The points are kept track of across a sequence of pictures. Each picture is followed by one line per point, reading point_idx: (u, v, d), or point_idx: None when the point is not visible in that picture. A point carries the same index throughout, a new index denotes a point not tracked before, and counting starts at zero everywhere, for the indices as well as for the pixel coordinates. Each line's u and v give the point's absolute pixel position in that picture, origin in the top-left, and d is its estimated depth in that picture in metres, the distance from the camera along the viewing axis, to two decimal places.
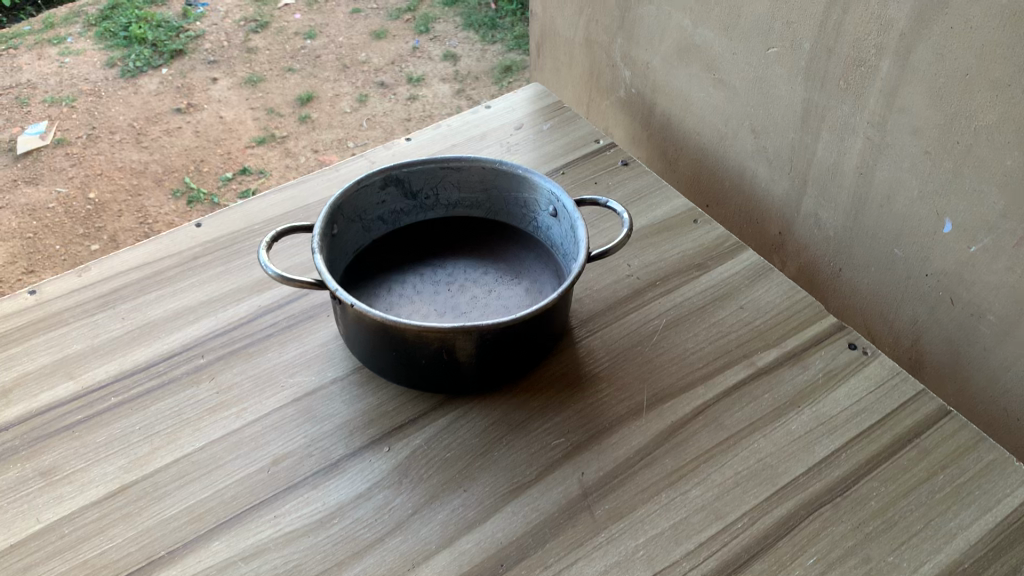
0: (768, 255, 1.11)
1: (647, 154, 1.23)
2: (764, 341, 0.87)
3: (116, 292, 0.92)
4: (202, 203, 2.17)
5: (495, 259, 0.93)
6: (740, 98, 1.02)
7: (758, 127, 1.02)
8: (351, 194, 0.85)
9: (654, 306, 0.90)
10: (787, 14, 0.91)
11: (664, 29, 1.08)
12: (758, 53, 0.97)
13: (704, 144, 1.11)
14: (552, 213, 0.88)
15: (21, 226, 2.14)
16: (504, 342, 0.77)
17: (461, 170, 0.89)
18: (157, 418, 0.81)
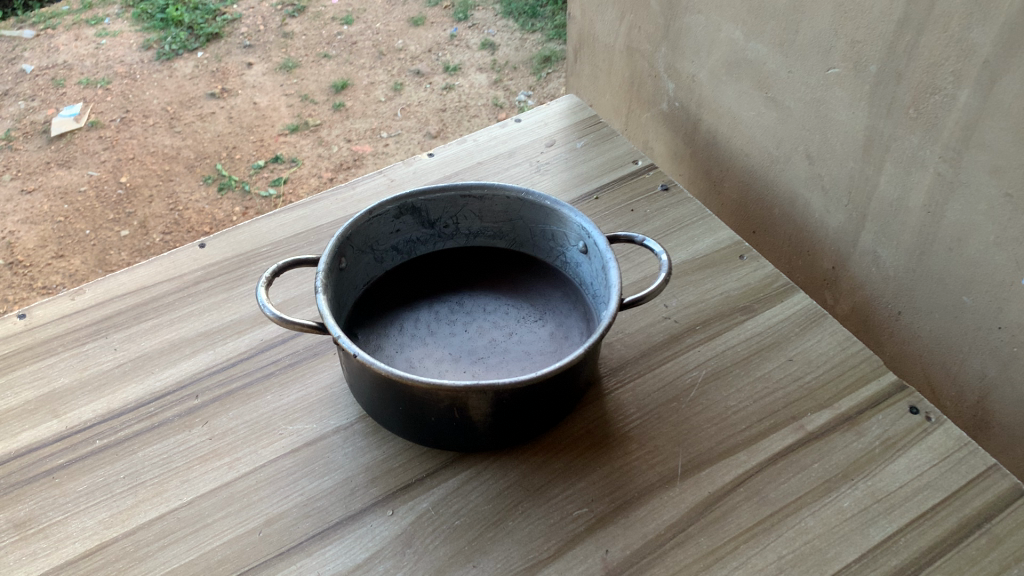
0: (817, 291, 1.00)
1: (687, 173, 1.13)
2: (815, 401, 0.78)
3: (110, 319, 0.86)
4: (233, 190, 2.10)
5: (518, 296, 0.85)
6: (794, 120, 0.91)
7: (813, 153, 0.91)
8: (362, 224, 0.78)
9: (692, 355, 0.81)
10: (852, 32, 0.80)
11: (712, 41, 0.98)
12: (816, 73, 0.86)
13: (752, 166, 1.00)
14: (582, 250, 0.79)
15: (53, 209, 2.09)
16: (522, 401, 0.68)
17: (483, 199, 0.81)
18: (143, 466, 0.74)
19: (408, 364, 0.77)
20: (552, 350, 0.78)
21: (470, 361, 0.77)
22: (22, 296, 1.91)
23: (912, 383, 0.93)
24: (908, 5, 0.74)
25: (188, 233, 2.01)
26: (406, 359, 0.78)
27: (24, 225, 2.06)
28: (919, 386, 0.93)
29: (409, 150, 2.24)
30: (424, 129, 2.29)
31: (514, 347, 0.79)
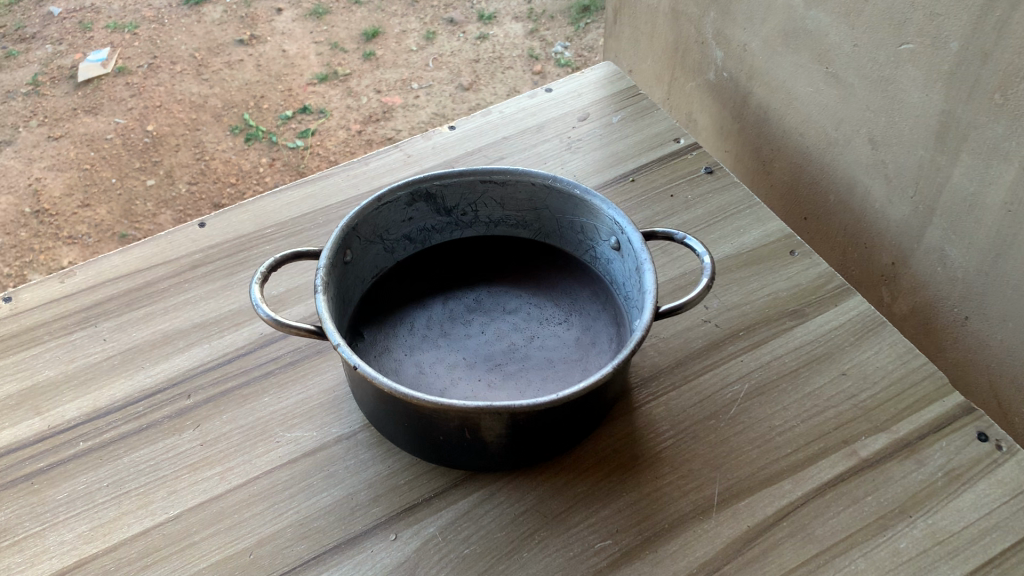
0: (873, 287, 0.90)
1: (734, 150, 1.03)
2: (870, 424, 0.69)
3: (101, 305, 0.80)
4: (260, 140, 1.95)
5: (542, 292, 0.77)
6: (858, 100, 0.81)
7: (877, 137, 0.81)
8: (371, 212, 0.70)
9: (734, 366, 0.73)
10: (931, 3, 0.69)
11: (769, 7, 0.87)
12: (886, 48, 0.76)
13: (806, 147, 0.90)
14: (614, 246, 0.71)
15: (77, 154, 1.94)
16: (541, 422, 0.61)
17: (506, 186, 0.73)
18: (129, 474, 0.69)
19: (418, 369, 0.70)
20: (577, 358, 0.71)
21: (486, 368, 0.70)
22: (48, 247, 1.78)
23: (977, 394, 0.83)
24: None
25: (214, 185, 1.87)
26: (415, 363, 0.71)
27: (50, 171, 1.91)
28: (984, 398, 0.83)
29: (441, 104, 2.06)
30: (456, 81, 2.10)
31: (536, 353, 0.71)
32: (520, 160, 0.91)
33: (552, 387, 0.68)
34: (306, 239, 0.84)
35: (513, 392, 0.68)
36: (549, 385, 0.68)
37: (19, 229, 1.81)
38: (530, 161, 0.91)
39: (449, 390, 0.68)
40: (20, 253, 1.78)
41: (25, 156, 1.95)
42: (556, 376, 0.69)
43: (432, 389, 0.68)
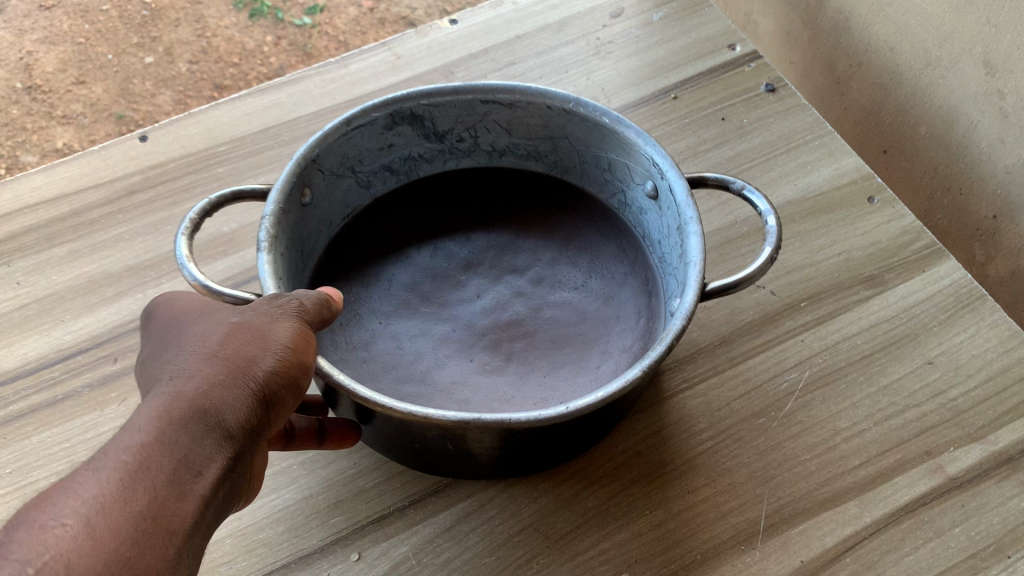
0: (964, 242, 0.74)
1: (802, 62, 0.85)
2: (961, 431, 0.55)
3: (16, 239, 0.65)
4: (261, 17, 1.24)
5: (554, 245, 0.62)
6: (976, 9, 0.63)
7: (995, 60, 0.63)
8: (338, 138, 0.54)
9: (792, 348, 0.59)
10: None
11: None
12: None
13: (897, 66, 0.73)
14: (650, 193, 0.55)
15: (72, 27, 1.20)
16: (545, 436, 0.46)
17: (513, 107, 0.57)
18: (38, 459, 0.55)
19: (395, 344, 0.56)
20: (595, 336, 0.56)
21: (480, 345, 0.56)
22: (40, 125, 1.13)
23: None
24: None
25: (215, 66, 1.20)
26: (392, 336, 0.57)
27: (43, 43, 1.18)
28: None
29: None
30: None
31: (545, 327, 0.57)
32: (536, 68, 0.74)
33: (562, 374, 0.53)
34: (267, 160, 0.69)
35: (514, 379, 0.53)
36: (559, 372, 0.54)
37: (8, 105, 1.14)
38: (548, 68, 0.74)
39: (432, 374, 0.54)
40: (13, 131, 1.13)
41: (14, 26, 1.19)
42: (568, 362, 0.54)
43: (412, 371, 0.54)
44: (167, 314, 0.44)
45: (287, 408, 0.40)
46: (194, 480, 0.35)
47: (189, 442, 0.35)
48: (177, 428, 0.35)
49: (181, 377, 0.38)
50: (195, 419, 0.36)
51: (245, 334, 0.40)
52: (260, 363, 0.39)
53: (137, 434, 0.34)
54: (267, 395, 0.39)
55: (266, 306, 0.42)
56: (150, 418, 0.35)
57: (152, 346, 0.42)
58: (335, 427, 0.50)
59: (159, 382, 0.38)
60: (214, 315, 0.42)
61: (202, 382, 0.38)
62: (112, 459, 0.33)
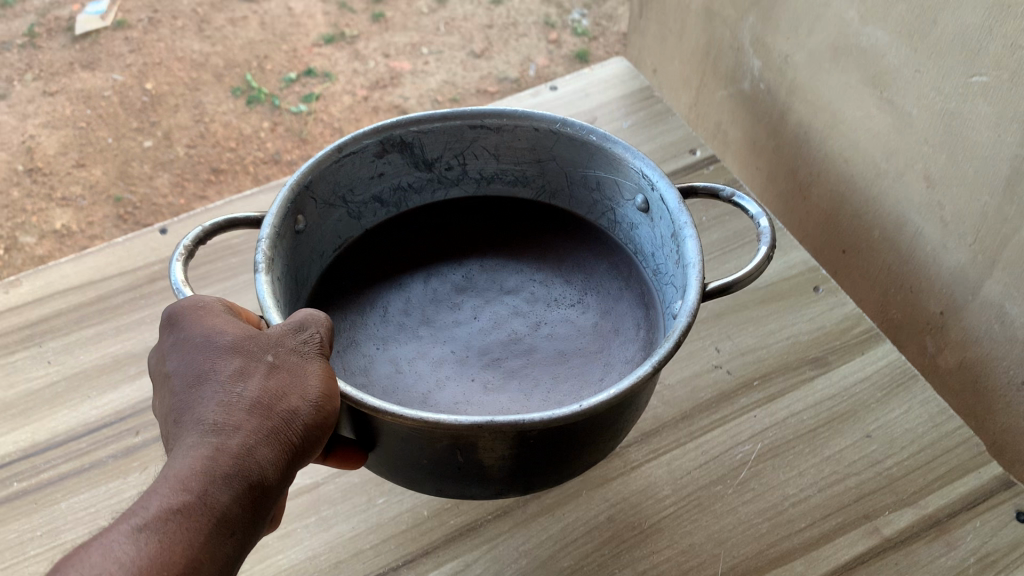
0: (917, 337, 0.78)
1: (767, 168, 0.90)
2: (896, 496, 0.61)
3: (47, 322, 0.72)
4: (260, 105, 1.32)
5: (549, 265, 0.70)
6: (916, 131, 0.69)
7: (934, 175, 0.69)
8: (333, 167, 0.61)
9: (746, 423, 0.66)
10: (1014, 33, 0.58)
11: (817, 18, 0.75)
12: (953, 80, 0.64)
13: (851, 176, 0.78)
14: (641, 208, 0.63)
15: (75, 112, 1.28)
16: (552, 445, 0.48)
17: (501, 131, 0.66)
18: (66, 522, 0.61)
19: (395, 366, 0.63)
20: (595, 349, 0.64)
21: (479, 364, 0.63)
22: (40, 207, 1.21)
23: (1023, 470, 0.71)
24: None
25: (213, 150, 1.28)
26: (391, 358, 0.63)
27: (45, 127, 1.26)
28: None
29: (451, 72, 1.38)
30: (469, 45, 1.41)
31: (541, 342, 0.65)
32: None
33: (560, 385, 0.61)
34: None
35: (515, 395, 0.60)
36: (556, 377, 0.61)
37: (10, 188, 1.21)
38: None
39: (434, 394, 0.61)
40: (12, 213, 1.20)
41: (18, 110, 1.28)
42: (563, 373, 0.62)
43: (415, 392, 0.61)
44: (191, 312, 0.46)
45: (310, 456, 0.45)
46: (225, 545, 0.39)
47: (228, 506, 0.39)
48: (222, 489, 0.39)
49: (220, 429, 0.41)
50: (237, 480, 0.40)
51: (281, 379, 0.44)
52: (297, 414, 0.43)
53: (185, 497, 0.38)
54: (298, 449, 0.43)
55: (300, 341, 0.46)
56: (197, 475, 0.39)
57: (176, 356, 0.45)
58: (339, 445, 0.51)
59: (195, 424, 0.41)
60: (249, 339, 0.45)
61: (244, 433, 0.41)
62: (156, 526, 0.37)
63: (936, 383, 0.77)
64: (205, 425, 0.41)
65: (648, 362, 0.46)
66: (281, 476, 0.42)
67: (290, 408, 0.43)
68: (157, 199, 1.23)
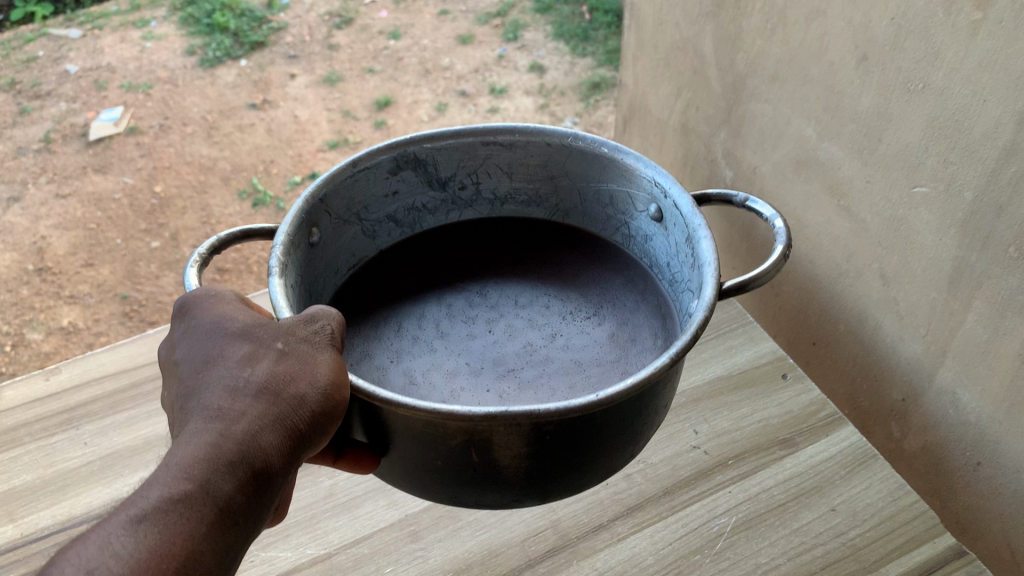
0: (883, 422, 0.82)
1: (742, 267, 0.97)
2: (858, 565, 0.67)
3: (84, 407, 0.79)
4: (267, 207, 1.42)
5: (566, 283, 0.80)
6: (870, 235, 0.75)
7: (888, 273, 0.75)
8: (352, 182, 0.70)
9: (722, 496, 0.72)
10: (947, 151, 0.64)
11: (779, 135, 0.82)
12: (898, 189, 0.70)
13: (816, 275, 0.84)
14: (652, 220, 0.71)
15: (85, 214, 1.44)
16: (566, 443, 0.52)
17: (514, 149, 0.75)
18: None
19: (410, 377, 0.71)
20: (614, 358, 0.72)
21: (493, 373, 0.71)
22: (47, 305, 1.33)
23: (989, 542, 0.75)
24: (1017, 133, 0.58)
25: (218, 250, 1.37)
26: (406, 370, 0.72)
27: (56, 228, 1.43)
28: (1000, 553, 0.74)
29: None
30: None
31: (557, 353, 0.74)
32: None
33: (575, 386, 0.70)
34: None
35: (531, 399, 0.68)
36: (571, 384, 0.70)
37: (21, 286, 1.35)
38: None
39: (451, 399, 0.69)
40: (21, 311, 1.33)
41: (31, 212, 1.46)
42: (578, 377, 0.71)
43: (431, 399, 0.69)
44: (204, 300, 0.52)
45: (317, 442, 0.49)
46: (229, 527, 0.43)
47: (231, 491, 0.43)
48: (223, 472, 0.43)
49: (227, 419, 0.45)
50: (242, 466, 0.44)
51: (286, 370, 0.48)
52: (300, 400, 0.47)
53: (188, 479, 0.42)
54: (302, 436, 0.47)
55: (307, 332, 0.50)
56: (200, 459, 0.43)
57: (193, 349, 0.49)
58: (349, 448, 0.55)
59: (202, 410, 0.46)
60: (258, 334, 0.50)
61: (247, 418, 0.46)
62: (162, 512, 0.41)
63: (903, 466, 0.81)
64: (212, 412, 0.46)
65: (666, 353, 0.50)
66: (284, 460, 0.46)
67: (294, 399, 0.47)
68: (162, 296, 1.33)
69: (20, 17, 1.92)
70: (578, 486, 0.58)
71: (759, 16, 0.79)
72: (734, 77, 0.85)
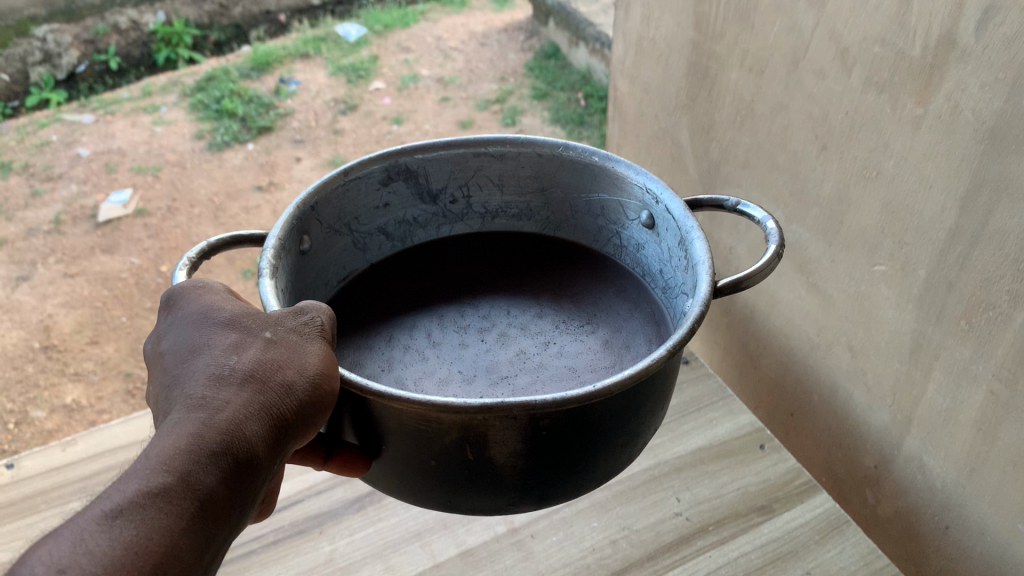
0: (858, 488, 0.86)
1: (723, 342, 1.02)
2: None
3: (96, 476, 0.83)
4: None
5: (562, 293, 0.80)
6: (837, 309, 0.80)
7: (855, 346, 0.80)
8: (343, 192, 0.71)
9: (703, 560, 0.76)
10: (900, 232, 0.70)
11: (751, 218, 0.88)
12: (860, 268, 0.75)
13: (791, 348, 0.89)
14: (644, 226, 0.72)
15: (92, 292, 1.50)
16: (558, 440, 0.52)
17: (505, 161, 0.77)
18: None
19: (400, 384, 0.70)
20: (609, 364, 0.72)
21: (484, 381, 0.70)
22: (53, 382, 1.35)
23: None
24: (961, 215, 0.64)
25: None
26: (398, 377, 0.71)
27: (63, 306, 1.48)
28: None
29: None
30: None
31: (550, 360, 0.73)
32: None
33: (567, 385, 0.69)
34: None
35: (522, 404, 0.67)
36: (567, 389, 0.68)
37: (26, 363, 1.38)
38: None
39: None
40: (25, 388, 1.35)
41: (38, 291, 1.50)
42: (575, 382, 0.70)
43: None
44: (193, 296, 0.53)
45: (301, 434, 0.49)
46: (208, 519, 0.42)
47: (212, 481, 0.43)
48: (206, 460, 0.43)
49: (210, 410, 0.45)
50: (224, 456, 0.44)
51: (273, 360, 0.49)
52: (288, 388, 0.48)
53: (169, 469, 0.42)
54: (285, 427, 0.47)
55: (296, 326, 0.51)
56: (182, 449, 0.43)
57: (179, 345, 0.50)
58: (340, 450, 0.56)
59: (187, 401, 0.46)
60: (247, 329, 0.50)
61: (233, 407, 0.46)
62: (140, 504, 0.41)
63: (879, 533, 0.85)
64: (196, 403, 0.46)
65: (664, 345, 0.51)
66: (269, 451, 0.46)
67: (280, 391, 0.47)
68: None
69: (36, 103, 2.02)
70: (571, 490, 0.58)
71: (728, 109, 0.86)
72: (709, 164, 0.92)
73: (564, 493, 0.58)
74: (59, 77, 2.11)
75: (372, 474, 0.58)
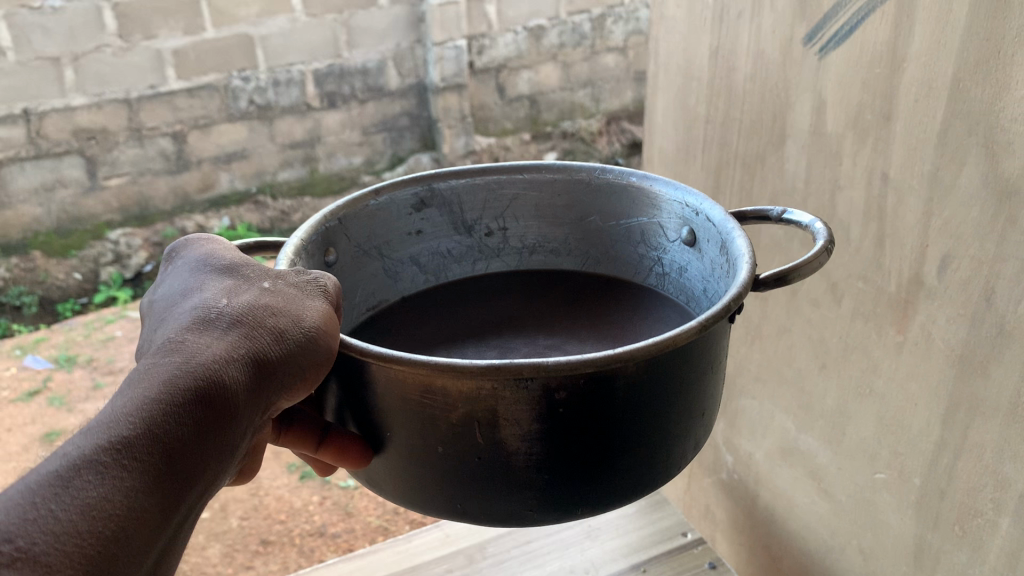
0: None
1: (747, 544, 1.06)
2: None
3: None
4: (313, 477, 1.60)
5: (599, 318, 0.76)
6: (847, 513, 0.87)
7: (866, 548, 0.86)
8: (373, 216, 0.75)
9: None
10: (894, 443, 0.78)
11: (767, 426, 0.96)
12: (864, 475, 0.83)
13: (810, 549, 0.95)
14: (687, 242, 0.72)
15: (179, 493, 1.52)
16: (579, 425, 0.51)
17: (541, 188, 0.79)
18: None
19: None
20: None
21: None
22: None
23: None
24: (943, 430, 0.73)
25: (264, 521, 1.50)
26: None
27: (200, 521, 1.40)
28: None
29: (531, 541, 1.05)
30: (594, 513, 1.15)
31: None
32: (545, 543, 1.01)
33: None
34: None
35: None
36: None
37: None
38: (553, 544, 1.01)
39: None
40: None
41: None
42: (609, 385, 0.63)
43: None
44: (202, 261, 0.58)
45: (293, 387, 0.51)
46: (176, 468, 0.44)
47: (182, 430, 0.45)
48: (176, 410, 0.45)
49: (191, 360, 0.47)
50: (196, 404, 0.46)
51: (262, 313, 0.52)
52: (275, 338, 0.51)
53: (137, 418, 0.44)
54: (268, 379, 0.50)
55: (297, 282, 0.55)
56: (150, 401, 0.44)
57: (178, 305, 0.54)
58: (338, 437, 0.59)
59: (167, 351, 0.48)
60: (245, 288, 0.54)
61: (213, 356, 0.48)
62: (102, 455, 0.42)
63: None
64: (176, 352, 0.48)
65: (696, 317, 0.52)
66: (248, 398, 0.48)
67: (267, 341, 0.50)
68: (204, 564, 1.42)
69: (104, 299, 2.25)
70: (591, 503, 0.56)
71: (740, 329, 0.97)
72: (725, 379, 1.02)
73: (583, 503, 0.55)
74: (127, 276, 2.31)
75: (367, 467, 0.60)
